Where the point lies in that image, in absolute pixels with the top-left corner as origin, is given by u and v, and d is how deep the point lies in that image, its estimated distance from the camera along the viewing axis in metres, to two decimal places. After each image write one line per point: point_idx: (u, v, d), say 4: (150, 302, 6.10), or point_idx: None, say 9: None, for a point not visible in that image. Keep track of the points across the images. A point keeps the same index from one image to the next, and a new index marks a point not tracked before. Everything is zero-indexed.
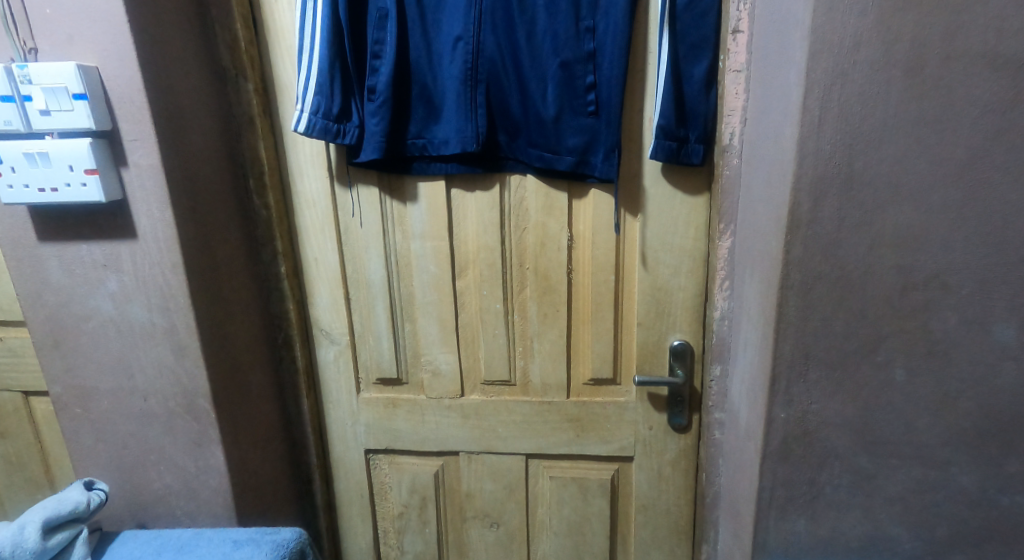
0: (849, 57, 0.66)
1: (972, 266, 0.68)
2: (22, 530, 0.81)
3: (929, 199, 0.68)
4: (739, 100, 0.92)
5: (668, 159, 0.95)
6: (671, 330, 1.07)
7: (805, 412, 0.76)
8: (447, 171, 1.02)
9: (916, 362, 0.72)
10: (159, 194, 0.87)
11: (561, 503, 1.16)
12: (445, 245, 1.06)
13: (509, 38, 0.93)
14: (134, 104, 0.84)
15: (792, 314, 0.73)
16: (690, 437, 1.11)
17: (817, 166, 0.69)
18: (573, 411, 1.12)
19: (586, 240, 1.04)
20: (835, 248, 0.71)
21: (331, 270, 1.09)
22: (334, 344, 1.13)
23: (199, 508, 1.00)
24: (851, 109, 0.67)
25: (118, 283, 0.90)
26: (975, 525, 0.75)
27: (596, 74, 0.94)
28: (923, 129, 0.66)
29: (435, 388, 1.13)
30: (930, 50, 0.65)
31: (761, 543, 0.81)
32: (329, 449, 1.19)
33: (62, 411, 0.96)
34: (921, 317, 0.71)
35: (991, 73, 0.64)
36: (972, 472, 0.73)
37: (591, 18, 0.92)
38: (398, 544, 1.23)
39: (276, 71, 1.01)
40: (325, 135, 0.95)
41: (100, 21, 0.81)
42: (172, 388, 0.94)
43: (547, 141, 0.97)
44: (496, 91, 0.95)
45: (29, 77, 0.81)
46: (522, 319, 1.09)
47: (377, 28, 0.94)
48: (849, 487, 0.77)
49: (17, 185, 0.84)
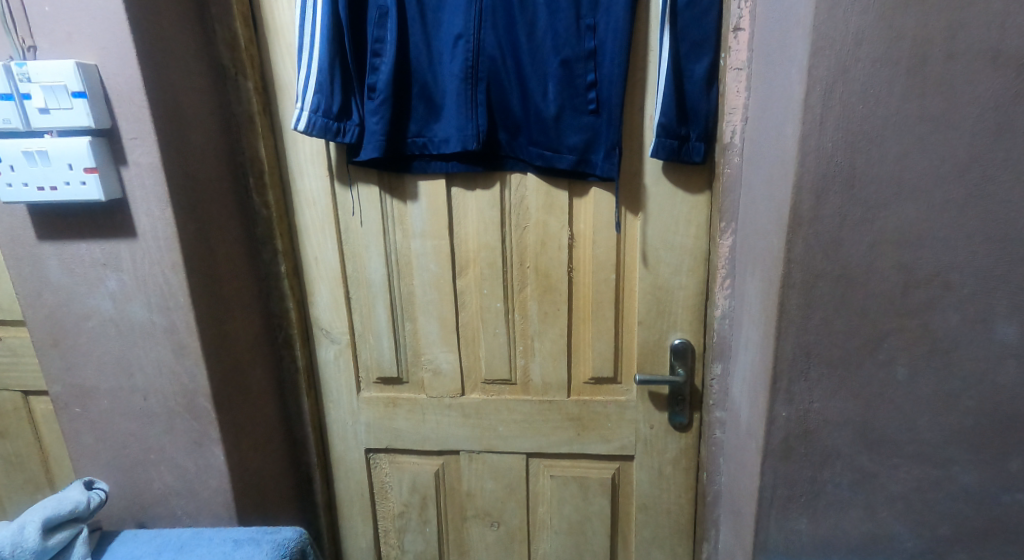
0: (851, 55, 0.66)
1: (974, 264, 0.68)
2: (22, 530, 0.81)
3: (931, 197, 0.67)
4: (740, 98, 0.92)
5: (669, 158, 0.95)
6: (672, 329, 1.07)
7: (806, 411, 0.76)
8: (447, 170, 1.02)
9: (918, 361, 0.72)
10: (159, 192, 0.86)
11: (561, 502, 1.16)
12: (446, 244, 1.06)
13: (509, 36, 0.93)
14: (134, 102, 0.83)
15: (794, 313, 0.73)
16: (691, 436, 1.11)
17: (819, 164, 0.69)
18: (574, 411, 1.12)
19: (586, 239, 1.04)
20: (837, 246, 0.70)
21: (331, 269, 1.09)
22: (334, 343, 1.13)
23: (200, 508, 1.00)
24: (853, 106, 0.67)
25: (118, 282, 0.90)
26: (977, 524, 0.75)
27: (596, 72, 0.94)
28: (925, 127, 0.66)
29: (436, 387, 1.13)
30: (932, 48, 0.64)
31: (763, 543, 0.81)
32: (329, 448, 1.19)
33: (62, 411, 0.96)
34: (922, 315, 0.70)
35: (994, 70, 0.64)
36: (974, 471, 0.73)
37: (592, 16, 0.92)
38: (399, 544, 1.23)
39: (276, 70, 1.01)
40: (325, 133, 0.94)
41: (100, 19, 0.81)
42: (172, 387, 0.94)
43: (548, 139, 0.97)
44: (496, 89, 0.95)
45: (28, 75, 0.81)
46: (523, 318, 1.09)
47: (377, 26, 0.93)
48: (850, 486, 0.77)
49: (17, 184, 0.84)
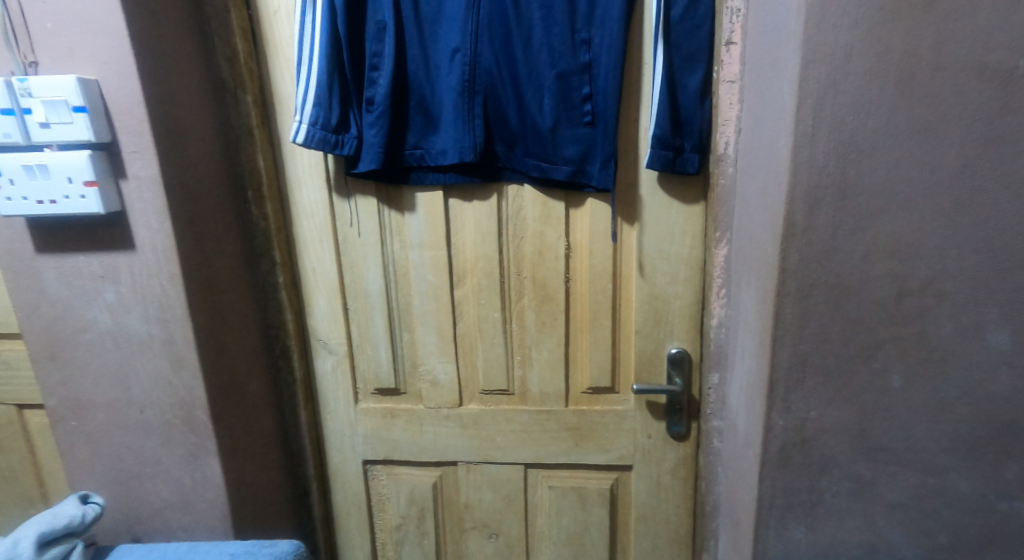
0: (842, 67, 0.67)
1: (967, 273, 0.69)
2: (16, 546, 0.81)
3: (923, 206, 0.68)
4: (733, 110, 0.94)
5: (665, 168, 0.96)
6: (669, 338, 1.07)
7: (804, 420, 0.76)
8: (445, 181, 1.02)
9: (913, 368, 0.72)
10: (158, 205, 0.87)
11: (560, 513, 1.16)
12: (443, 254, 1.06)
13: (506, 49, 0.94)
14: (134, 116, 0.84)
15: (789, 322, 0.74)
16: (689, 445, 1.11)
17: (812, 174, 0.70)
18: (572, 420, 1.12)
19: (583, 249, 1.05)
20: (831, 254, 0.71)
21: (329, 281, 1.09)
22: (331, 354, 1.13)
23: (196, 521, 0.99)
24: (844, 117, 0.68)
25: (116, 294, 0.90)
26: (975, 532, 0.75)
27: (592, 84, 0.95)
28: (915, 137, 0.67)
29: (433, 398, 1.13)
30: (920, 60, 0.66)
31: (762, 552, 0.81)
32: (327, 460, 1.18)
33: (58, 424, 0.96)
34: (917, 323, 0.71)
35: (981, 82, 0.65)
36: (971, 479, 0.74)
37: (586, 30, 0.93)
38: (397, 556, 1.22)
39: (274, 83, 1.02)
40: (324, 146, 0.95)
41: (101, 35, 0.82)
42: (169, 400, 0.94)
43: (544, 151, 0.98)
44: (493, 102, 0.96)
45: (29, 90, 0.81)
46: (520, 328, 1.09)
47: (375, 40, 0.94)
48: (849, 494, 0.77)
49: (16, 197, 0.84)
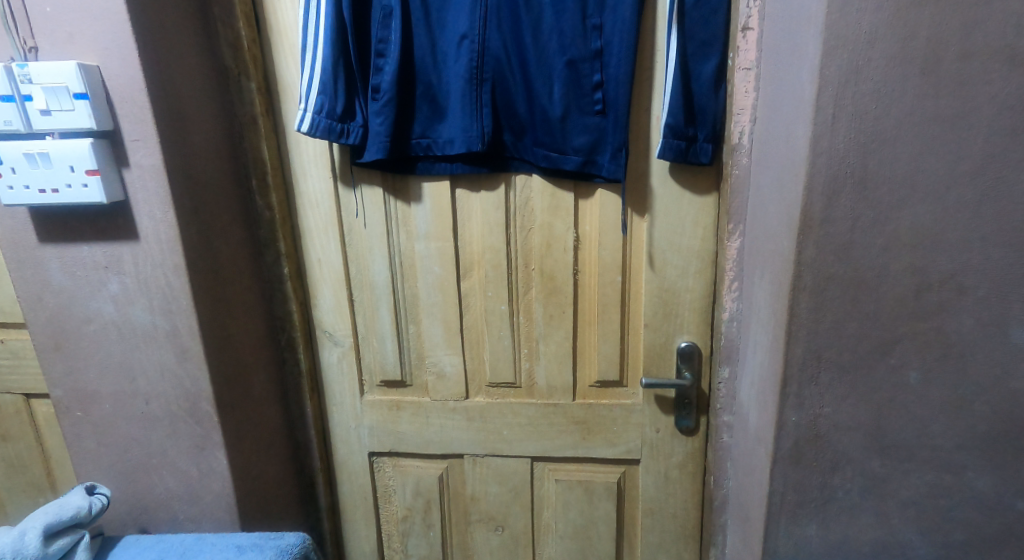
0: (865, 54, 0.65)
1: (989, 268, 0.67)
2: (22, 537, 0.80)
3: (945, 199, 0.66)
4: (749, 98, 0.91)
5: (677, 158, 0.94)
6: (679, 332, 1.06)
7: (817, 416, 0.75)
8: (451, 171, 1.01)
9: (931, 365, 0.71)
10: (161, 194, 0.86)
11: (566, 506, 1.15)
12: (450, 245, 1.05)
13: (515, 35, 0.92)
14: (136, 103, 0.83)
15: (804, 317, 0.72)
16: (698, 439, 1.10)
17: (831, 165, 0.68)
18: (580, 413, 1.11)
19: (592, 240, 1.03)
20: (849, 248, 0.69)
21: (334, 272, 1.08)
22: (337, 346, 1.12)
23: (202, 512, 0.99)
24: (865, 106, 0.66)
25: (120, 285, 0.89)
26: (991, 530, 0.74)
27: (603, 72, 0.93)
28: (938, 128, 0.65)
29: (440, 390, 1.12)
30: (947, 47, 0.63)
31: (772, 549, 0.80)
32: (333, 452, 1.18)
33: (63, 415, 0.95)
34: (935, 319, 0.69)
35: (1010, 69, 0.63)
36: (987, 477, 0.72)
37: (597, 16, 0.91)
38: (402, 548, 1.22)
39: (279, 71, 1.00)
40: (329, 135, 0.93)
41: (102, 20, 0.80)
42: (174, 391, 0.93)
43: (553, 140, 0.96)
44: (501, 90, 0.94)
45: (29, 76, 0.80)
46: (528, 320, 1.08)
47: (381, 26, 0.92)
48: (861, 491, 0.76)
49: (18, 186, 0.83)
